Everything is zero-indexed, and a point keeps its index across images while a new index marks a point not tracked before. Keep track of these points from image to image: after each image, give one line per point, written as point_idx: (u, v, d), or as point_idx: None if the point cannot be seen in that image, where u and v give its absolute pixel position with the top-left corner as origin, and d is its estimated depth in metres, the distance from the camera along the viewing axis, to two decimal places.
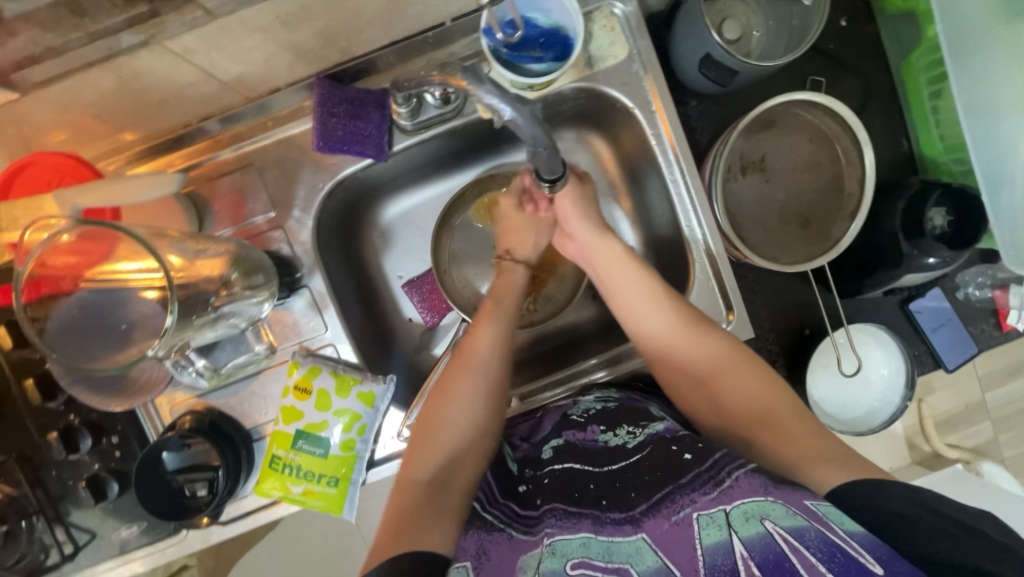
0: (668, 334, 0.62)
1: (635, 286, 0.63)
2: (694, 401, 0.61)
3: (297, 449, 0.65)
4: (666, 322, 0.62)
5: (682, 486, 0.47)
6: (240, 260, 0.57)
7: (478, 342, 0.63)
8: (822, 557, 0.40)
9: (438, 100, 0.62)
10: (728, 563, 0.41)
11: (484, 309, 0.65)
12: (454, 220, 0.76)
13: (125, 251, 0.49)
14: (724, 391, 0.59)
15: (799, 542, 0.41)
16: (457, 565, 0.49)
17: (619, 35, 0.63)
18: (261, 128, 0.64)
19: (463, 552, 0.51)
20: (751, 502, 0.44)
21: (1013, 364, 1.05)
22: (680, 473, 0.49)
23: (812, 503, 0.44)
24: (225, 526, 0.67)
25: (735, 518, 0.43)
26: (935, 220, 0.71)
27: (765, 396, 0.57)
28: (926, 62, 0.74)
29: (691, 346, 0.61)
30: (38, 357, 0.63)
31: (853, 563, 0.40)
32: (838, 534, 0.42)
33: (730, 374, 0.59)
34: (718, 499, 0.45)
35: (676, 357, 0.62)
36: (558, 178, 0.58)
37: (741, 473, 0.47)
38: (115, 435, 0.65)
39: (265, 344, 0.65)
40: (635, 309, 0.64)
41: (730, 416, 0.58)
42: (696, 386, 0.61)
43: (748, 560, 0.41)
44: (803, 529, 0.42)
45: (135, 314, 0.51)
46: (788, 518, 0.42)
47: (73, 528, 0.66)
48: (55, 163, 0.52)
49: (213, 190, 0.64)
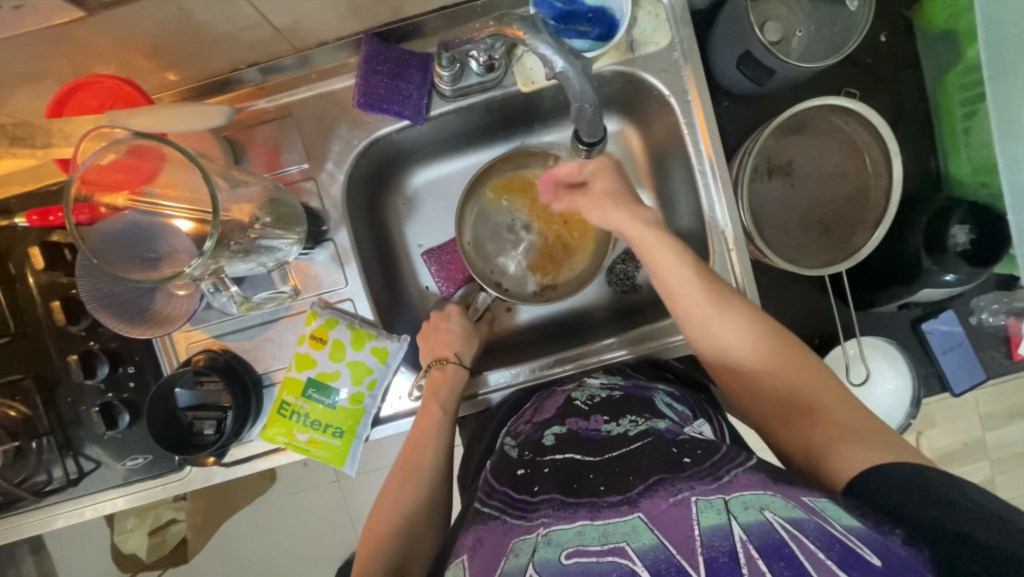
0: (707, 322, 0.55)
1: (670, 274, 0.57)
2: (733, 388, 0.55)
3: (307, 397, 0.66)
4: (710, 313, 0.55)
5: (681, 475, 0.41)
6: (275, 204, 0.58)
7: (423, 425, 0.63)
8: (821, 545, 0.34)
9: (480, 68, 0.63)
10: (726, 546, 0.35)
11: (428, 403, 0.65)
12: (478, 195, 0.77)
13: (167, 177, 0.52)
14: (773, 385, 0.52)
15: (799, 531, 0.35)
16: (454, 562, 0.44)
17: (663, 22, 0.65)
18: (305, 81, 0.66)
19: (461, 548, 0.45)
20: (750, 493, 0.39)
21: (1016, 407, 1.04)
22: (678, 467, 0.42)
23: (809, 499, 0.39)
24: (229, 468, 0.68)
25: (734, 505, 0.38)
26: (958, 237, 0.71)
27: (815, 382, 0.50)
28: (960, 83, 0.73)
29: (731, 335, 0.54)
30: (68, 280, 0.65)
31: (854, 555, 0.34)
32: (839, 527, 0.36)
33: (776, 364, 0.52)
34: (717, 489, 0.39)
35: (714, 346, 0.55)
36: (598, 142, 0.58)
37: (741, 469, 0.41)
38: (132, 365, 0.66)
39: (289, 286, 0.67)
40: (670, 295, 0.57)
41: (770, 405, 0.52)
42: (744, 382, 0.54)
43: (746, 544, 0.35)
44: (802, 520, 0.36)
45: (165, 246, 0.53)
46: (788, 509, 0.37)
47: (82, 457, 0.67)
48: (110, 87, 0.54)
49: (251, 138, 0.66)
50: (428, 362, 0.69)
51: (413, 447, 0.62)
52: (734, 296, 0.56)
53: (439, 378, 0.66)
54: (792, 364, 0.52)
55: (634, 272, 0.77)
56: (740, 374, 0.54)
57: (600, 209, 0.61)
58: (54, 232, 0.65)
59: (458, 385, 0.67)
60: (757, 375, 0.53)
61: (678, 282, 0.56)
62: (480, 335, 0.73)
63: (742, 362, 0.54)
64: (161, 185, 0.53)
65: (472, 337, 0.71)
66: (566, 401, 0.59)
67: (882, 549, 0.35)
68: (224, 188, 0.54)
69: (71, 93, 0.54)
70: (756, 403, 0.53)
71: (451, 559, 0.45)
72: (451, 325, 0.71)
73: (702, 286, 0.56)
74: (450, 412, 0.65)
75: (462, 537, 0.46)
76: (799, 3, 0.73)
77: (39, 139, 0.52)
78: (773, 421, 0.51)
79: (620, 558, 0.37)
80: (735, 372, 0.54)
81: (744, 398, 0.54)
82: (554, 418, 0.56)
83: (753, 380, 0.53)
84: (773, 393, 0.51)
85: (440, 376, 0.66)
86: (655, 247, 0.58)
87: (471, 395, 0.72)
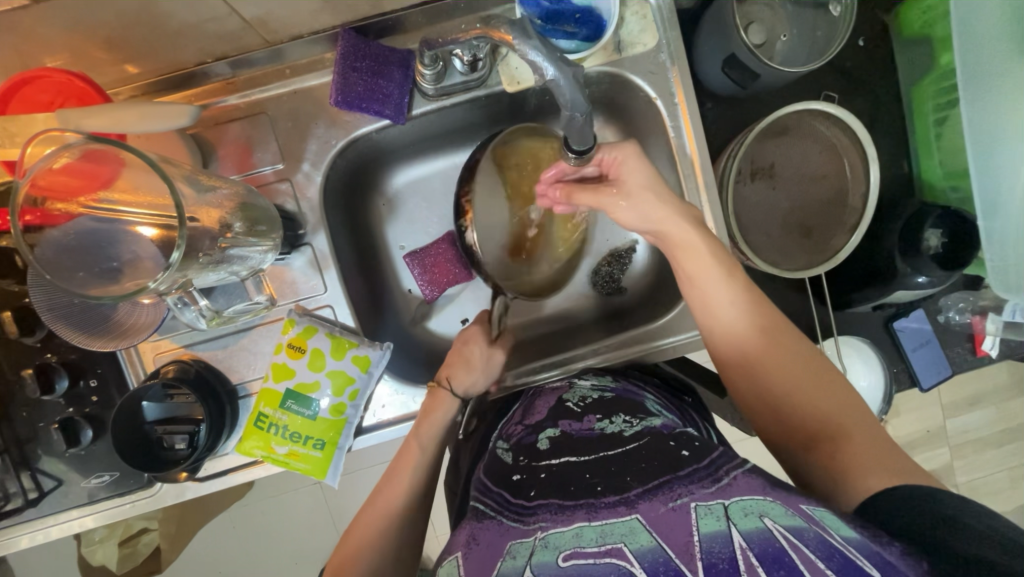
0: (729, 313, 0.54)
1: (718, 283, 0.55)
2: (745, 392, 0.54)
3: (285, 409, 0.63)
4: (739, 310, 0.54)
5: (680, 477, 0.41)
6: (247, 208, 0.55)
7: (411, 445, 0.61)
8: (822, 555, 0.34)
9: (464, 67, 0.61)
10: (726, 552, 0.35)
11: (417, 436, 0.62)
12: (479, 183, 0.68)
13: (125, 181, 0.48)
14: (802, 413, 0.49)
15: (799, 539, 0.35)
16: (448, 560, 0.44)
17: (651, 23, 0.63)
18: (278, 76, 0.62)
19: (455, 545, 0.45)
20: (749, 498, 0.38)
21: (974, 396, 1.09)
22: (677, 465, 0.42)
23: (807, 507, 0.38)
24: (202, 483, 0.65)
25: (734, 511, 0.38)
26: (931, 241, 0.73)
27: (847, 414, 0.48)
28: (936, 89, 0.75)
29: (749, 329, 0.53)
30: (20, 289, 0.60)
31: (852, 565, 0.34)
32: (838, 537, 0.36)
33: (813, 390, 0.50)
34: (716, 493, 0.39)
35: (744, 362, 0.53)
36: (588, 149, 0.53)
37: (741, 471, 0.40)
38: (94, 378, 0.63)
39: (264, 296, 0.63)
40: (705, 303, 0.55)
41: (790, 417, 0.50)
42: (773, 409, 0.51)
43: (746, 551, 0.35)
44: (801, 529, 0.36)
45: (128, 253, 0.50)
46: (787, 517, 0.37)
47: (40, 473, 0.63)
48: (59, 81, 0.50)
49: (220, 135, 0.62)
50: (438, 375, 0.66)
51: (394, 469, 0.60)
52: (773, 310, 0.55)
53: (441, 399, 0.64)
54: (792, 351, 0.52)
55: (619, 274, 0.77)
56: (766, 398, 0.52)
57: (636, 205, 0.57)
58: None
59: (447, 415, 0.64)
60: (794, 400, 0.50)
61: (699, 270, 0.55)
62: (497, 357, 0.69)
63: (765, 366, 0.52)
64: (118, 190, 0.49)
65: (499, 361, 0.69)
66: (558, 402, 0.58)
67: (881, 564, 0.35)
68: (190, 193, 0.50)
69: (16, 88, 0.50)
70: (771, 399, 0.51)
71: (444, 557, 0.45)
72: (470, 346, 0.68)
73: (745, 298, 0.55)
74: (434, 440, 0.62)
75: (455, 534, 0.47)
76: (783, 6, 0.73)
77: None
78: (775, 423, 0.51)
79: (618, 559, 0.37)
80: (750, 365, 0.53)
81: (769, 420, 0.52)
82: (547, 421, 0.55)
83: (764, 375, 0.52)
84: (802, 417, 0.49)
85: (434, 401, 0.64)
86: (682, 240, 0.56)
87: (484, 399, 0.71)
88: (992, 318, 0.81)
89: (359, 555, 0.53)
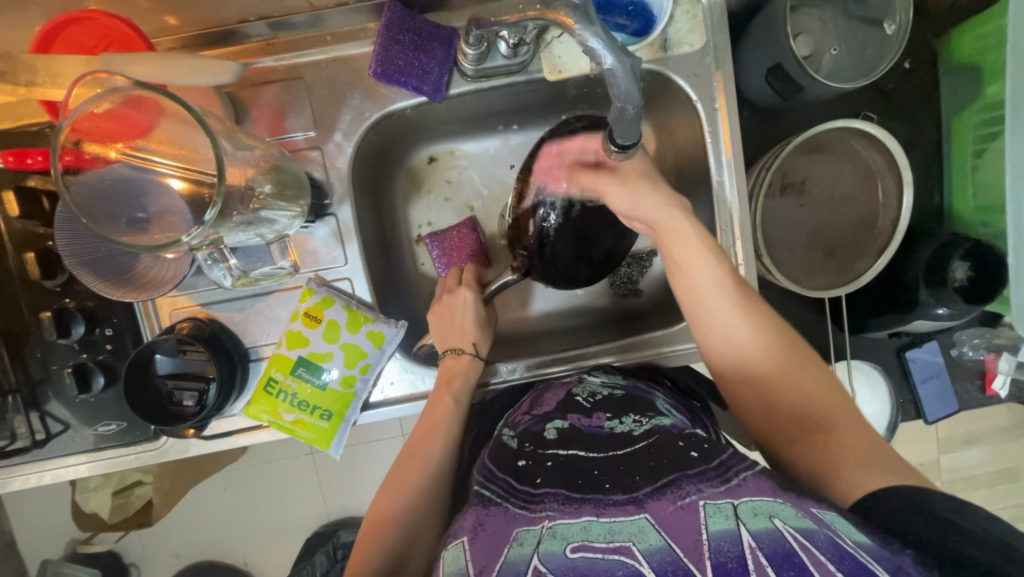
0: (717, 307, 0.54)
1: (708, 274, 0.55)
2: (730, 378, 0.54)
3: (296, 376, 0.64)
4: (730, 304, 0.54)
5: (689, 474, 0.41)
6: (277, 172, 0.55)
7: (433, 415, 0.61)
8: (832, 557, 0.34)
9: (507, 51, 0.60)
10: (735, 552, 0.35)
11: (439, 397, 0.62)
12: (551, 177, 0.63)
13: (163, 132, 0.49)
14: (781, 403, 0.51)
15: (810, 541, 0.35)
16: (454, 544, 0.43)
17: (700, 23, 0.62)
18: (318, 42, 0.61)
19: (460, 530, 0.45)
20: (759, 499, 0.38)
21: (973, 434, 1.08)
22: (687, 464, 0.42)
23: (818, 510, 0.38)
24: (206, 441, 0.66)
25: (743, 510, 0.38)
26: (957, 274, 0.72)
27: (829, 409, 0.49)
28: (978, 120, 0.74)
29: (737, 323, 0.53)
30: (46, 231, 0.61)
31: (863, 568, 0.34)
32: (850, 540, 0.36)
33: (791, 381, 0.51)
34: (726, 492, 0.39)
35: (729, 357, 0.54)
36: (631, 146, 0.52)
37: (750, 473, 0.41)
38: (109, 327, 0.63)
39: (288, 261, 0.63)
40: (693, 291, 0.55)
41: (778, 415, 0.51)
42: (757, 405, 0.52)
43: (755, 551, 0.35)
44: (813, 530, 0.36)
45: (155, 206, 0.51)
46: (798, 519, 0.37)
47: (48, 416, 0.64)
48: (106, 26, 0.50)
49: (255, 97, 0.62)
50: (444, 347, 0.66)
51: (419, 437, 0.59)
52: (765, 308, 0.54)
53: (457, 365, 0.65)
54: (775, 340, 0.53)
55: (638, 276, 0.77)
56: (750, 389, 0.53)
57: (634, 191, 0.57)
58: (32, 176, 0.60)
59: (471, 378, 0.65)
60: (785, 387, 0.51)
61: (690, 258, 0.55)
62: (492, 323, 0.70)
63: (751, 359, 0.52)
64: (155, 140, 0.50)
65: (487, 326, 0.68)
66: (567, 396, 0.58)
67: (893, 568, 0.35)
68: (228, 150, 0.50)
69: (60, 29, 0.50)
70: (750, 387, 0.53)
71: (450, 541, 0.45)
72: (463, 316, 0.67)
73: (737, 294, 0.54)
74: (458, 414, 0.62)
75: (460, 519, 0.46)
76: (834, 19, 0.71)
77: (21, 76, 0.47)
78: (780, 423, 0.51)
79: (626, 557, 0.36)
80: (739, 359, 0.53)
81: (749, 414, 0.53)
82: (555, 412, 0.54)
83: (750, 373, 0.52)
84: (796, 417, 0.49)
85: (455, 365, 0.64)
86: (671, 227, 0.56)
87: (482, 384, 0.70)
88: (1006, 357, 0.80)
89: (388, 523, 0.52)
